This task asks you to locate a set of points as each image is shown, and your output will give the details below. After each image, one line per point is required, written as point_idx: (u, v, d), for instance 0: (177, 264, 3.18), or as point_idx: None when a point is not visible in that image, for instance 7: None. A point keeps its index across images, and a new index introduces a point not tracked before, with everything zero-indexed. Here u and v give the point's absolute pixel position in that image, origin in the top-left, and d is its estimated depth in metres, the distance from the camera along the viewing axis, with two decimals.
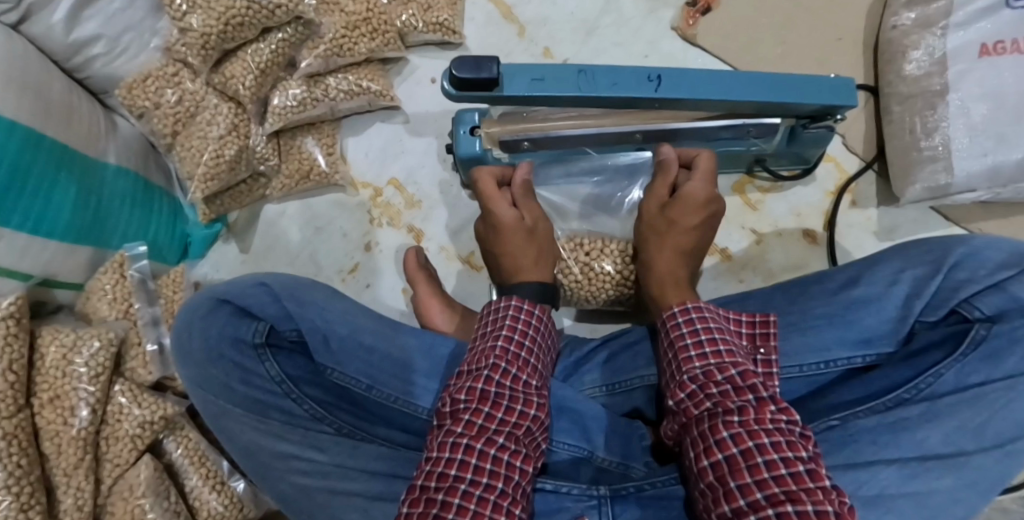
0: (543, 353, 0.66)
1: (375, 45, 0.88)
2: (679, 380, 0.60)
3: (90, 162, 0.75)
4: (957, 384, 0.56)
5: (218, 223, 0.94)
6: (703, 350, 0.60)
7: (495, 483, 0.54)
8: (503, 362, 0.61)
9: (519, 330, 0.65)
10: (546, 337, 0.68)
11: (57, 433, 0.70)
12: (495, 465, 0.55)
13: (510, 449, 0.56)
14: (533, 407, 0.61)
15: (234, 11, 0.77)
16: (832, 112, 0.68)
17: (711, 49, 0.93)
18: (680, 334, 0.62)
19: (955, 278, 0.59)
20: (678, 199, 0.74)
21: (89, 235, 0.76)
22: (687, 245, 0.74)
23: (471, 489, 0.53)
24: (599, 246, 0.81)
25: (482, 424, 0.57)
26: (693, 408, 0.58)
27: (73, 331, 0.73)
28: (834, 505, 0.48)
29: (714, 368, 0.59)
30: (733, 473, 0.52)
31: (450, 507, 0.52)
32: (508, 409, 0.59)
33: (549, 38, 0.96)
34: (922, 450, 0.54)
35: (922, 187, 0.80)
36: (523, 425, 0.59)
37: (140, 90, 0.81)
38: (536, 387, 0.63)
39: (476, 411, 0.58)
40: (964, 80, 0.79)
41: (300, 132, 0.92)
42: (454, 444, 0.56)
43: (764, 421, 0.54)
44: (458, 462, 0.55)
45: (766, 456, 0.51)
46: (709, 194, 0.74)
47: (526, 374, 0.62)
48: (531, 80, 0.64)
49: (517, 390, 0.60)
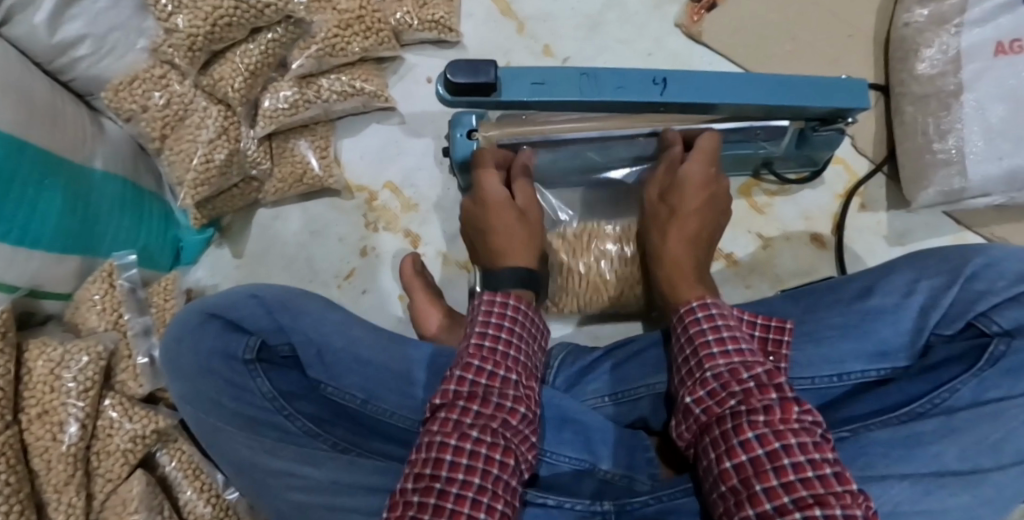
0: (526, 346, 0.64)
1: (369, 44, 0.85)
2: (699, 376, 0.58)
3: (78, 168, 0.73)
4: (975, 399, 0.54)
5: (210, 227, 0.91)
6: (725, 347, 0.58)
7: (472, 479, 0.52)
8: (476, 360, 0.59)
9: (494, 325, 0.62)
10: (530, 328, 0.65)
11: (46, 450, 0.69)
12: (472, 460, 0.53)
13: (487, 442, 0.54)
14: (514, 401, 0.58)
15: (221, 11, 0.74)
16: (843, 114, 0.65)
17: (717, 46, 0.90)
18: (700, 330, 0.59)
19: (973, 289, 0.57)
20: (678, 184, 0.71)
21: (79, 243, 0.74)
22: (693, 232, 0.71)
23: (447, 486, 0.51)
24: (597, 232, 0.82)
25: (456, 419, 0.55)
26: (715, 407, 0.55)
27: (61, 345, 0.71)
28: (863, 509, 0.47)
29: (738, 366, 0.56)
30: (758, 475, 0.50)
31: (427, 507, 0.50)
32: (484, 402, 0.57)
33: (550, 34, 0.93)
34: (936, 466, 0.52)
35: (937, 191, 0.78)
36: (500, 416, 0.57)
37: (127, 92, 0.79)
38: (517, 380, 0.60)
39: (451, 407, 0.56)
40: (980, 81, 0.77)
41: (293, 134, 0.89)
42: (429, 443, 0.54)
43: (790, 421, 0.52)
44: (433, 460, 0.53)
45: (794, 458, 0.49)
46: (709, 175, 0.70)
47: (505, 368, 0.60)
48: (532, 84, 0.61)
49: (492, 383, 0.58)
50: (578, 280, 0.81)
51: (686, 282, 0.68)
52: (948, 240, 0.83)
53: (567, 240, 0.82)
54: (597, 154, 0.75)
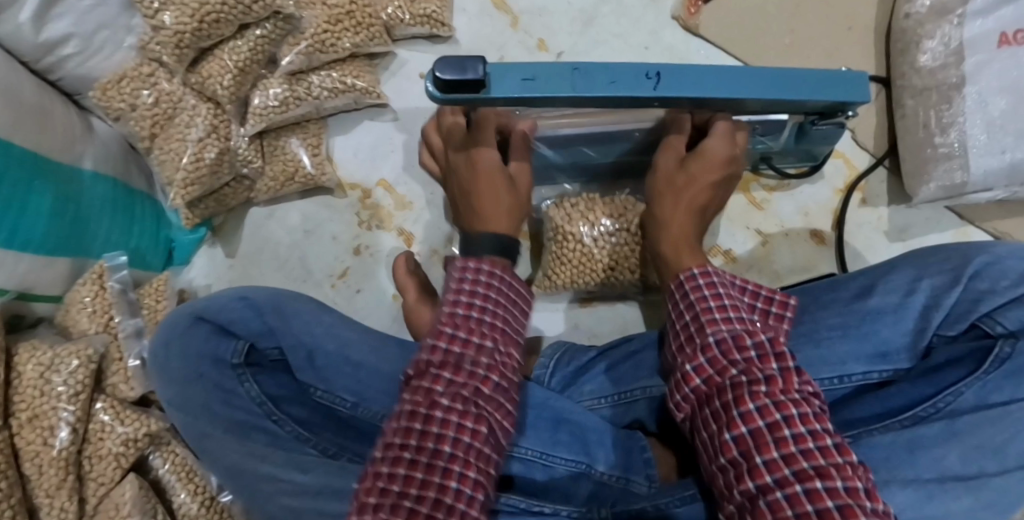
0: (505, 314, 0.62)
1: (359, 39, 0.84)
2: (701, 342, 0.57)
3: (67, 171, 0.71)
4: (979, 402, 0.53)
5: (202, 227, 0.90)
6: (726, 314, 0.57)
7: (442, 447, 0.52)
8: (448, 327, 0.58)
9: (467, 292, 0.61)
10: (508, 295, 0.63)
11: (37, 454, 0.68)
12: (442, 428, 0.52)
13: (458, 410, 0.53)
14: (489, 368, 0.57)
15: (208, 7, 0.73)
16: (843, 108, 0.64)
17: (714, 39, 0.89)
18: (702, 297, 0.59)
19: (975, 289, 0.56)
20: (702, 156, 0.67)
21: (69, 242, 0.73)
22: (698, 202, 0.69)
23: (417, 456, 0.51)
24: (590, 206, 0.79)
25: (427, 387, 0.55)
26: (716, 376, 0.55)
27: (50, 349, 0.71)
28: (863, 481, 0.47)
29: (741, 332, 0.56)
30: (758, 447, 0.50)
31: (396, 478, 0.50)
32: (457, 368, 0.56)
33: (545, 29, 0.91)
34: (940, 470, 0.51)
35: (937, 186, 0.77)
36: (472, 383, 0.55)
37: (115, 91, 0.78)
38: (493, 347, 0.59)
39: (425, 375, 0.56)
40: (982, 73, 0.76)
41: (284, 131, 0.88)
42: (401, 413, 0.54)
43: (790, 391, 0.52)
44: (403, 429, 0.52)
45: (794, 429, 0.49)
46: (732, 159, 0.68)
47: (479, 334, 0.59)
48: (522, 80, 0.59)
49: (465, 349, 0.57)
50: (574, 249, 0.78)
51: (690, 255, 0.67)
52: (949, 235, 0.82)
53: (563, 208, 0.79)
54: (592, 151, 0.74)
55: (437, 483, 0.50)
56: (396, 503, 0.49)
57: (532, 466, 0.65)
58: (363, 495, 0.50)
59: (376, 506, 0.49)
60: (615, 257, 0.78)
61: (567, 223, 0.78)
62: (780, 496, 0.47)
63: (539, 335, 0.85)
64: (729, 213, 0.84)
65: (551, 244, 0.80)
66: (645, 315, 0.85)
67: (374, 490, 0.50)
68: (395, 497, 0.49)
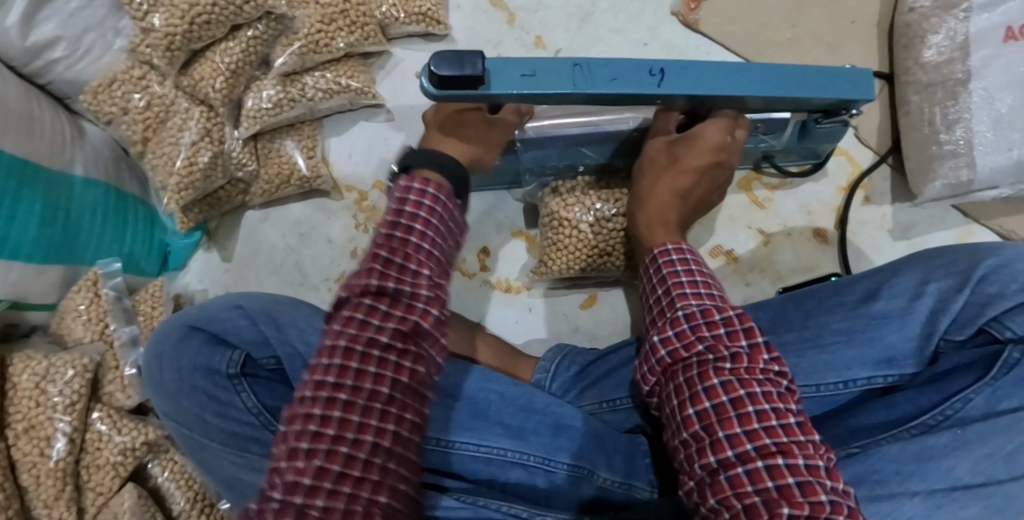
0: (444, 239, 0.57)
1: (354, 39, 0.82)
2: (670, 315, 0.55)
3: (56, 178, 0.70)
4: (988, 410, 0.52)
5: (196, 231, 0.88)
6: (697, 289, 0.56)
7: (381, 388, 0.50)
8: (383, 251, 0.53)
9: (407, 215, 0.55)
10: (451, 221, 0.57)
11: (34, 465, 0.68)
12: (380, 369, 0.50)
13: (397, 349, 0.51)
14: (425, 300, 0.53)
15: (198, 9, 0.72)
16: (848, 106, 0.62)
17: (714, 35, 0.87)
18: (674, 271, 0.57)
19: (983, 293, 0.55)
20: (692, 144, 0.63)
21: (59, 253, 0.72)
22: (684, 186, 0.66)
23: (353, 398, 0.49)
24: (582, 193, 0.78)
25: (362, 320, 0.51)
26: (681, 350, 0.53)
27: (45, 358, 0.70)
28: (823, 459, 0.46)
29: (711, 307, 0.54)
30: (721, 422, 0.48)
31: (331, 422, 0.48)
32: (396, 292, 0.52)
33: (541, 26, 0.90)
34: (950, 481, 0.50)
35: (943, 184, 0.76)
36: (411, 320, 0.52)
37: (106, 94, 0.76)
38: (431, 275, 0.54)
39: (358, 306, 0.52)
40: (988, 68, 0.74)
41: (279, 133, 0.86)
42: (333, 347, 0.50)
43: (755, 370, 0.50)
44: (336, 367, 0.49)
45: (757, 406, 0.48)
46: (725, 149, 0.63)
47: (417, 261, 0.53)
48: (521, 77, 0.57)
49: (401, 281, 0.52)
50: (570, 235, 0.77)
51: (664, 231, 0.67)
52: (953, 233, 0.81)
53: (559, 193, 0.78)
54: (591, 151, 0.72)
55: (374, 426, 0.49)
56: (332, 449, 0.47)
57: (534, 472, 0.63)
58: (293, 438, 0.48)
59: (310, 451, 0.47)
60: (609, 244, 0.77)
61: (563, 210, 0.77)
62: (741, 471, 0.46)
63: (538, 339, 0.84)
64: (730, 212, 0.83)
65: (546, 232, 0.80)
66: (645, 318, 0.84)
67: (306, 434, 0.48)
68: (330, 442, 0.47)
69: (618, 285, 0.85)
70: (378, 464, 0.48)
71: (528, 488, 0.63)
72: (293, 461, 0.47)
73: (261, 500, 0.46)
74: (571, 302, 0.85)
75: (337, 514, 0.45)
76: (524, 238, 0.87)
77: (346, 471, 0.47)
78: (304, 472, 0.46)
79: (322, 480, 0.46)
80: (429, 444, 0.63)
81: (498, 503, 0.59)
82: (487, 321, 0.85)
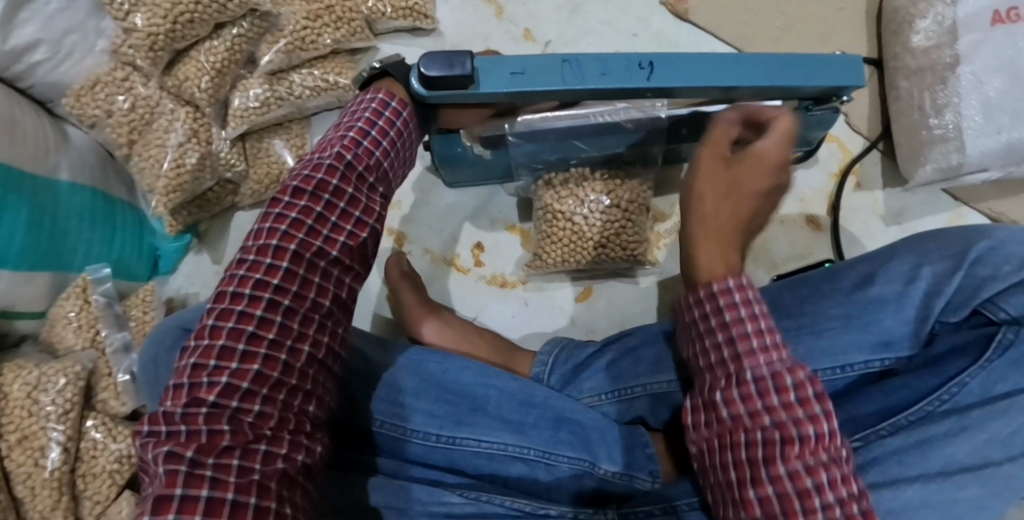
0: (398, 162, 0.59)
1: (340, 35, 0.81)
2: (733, 372, 0.46)
3: (40, 184, 0.68)
4: (985, 393, 0.52)
5: (187, 234, 0.87)
6: (764, 340, 0.46)
7: (322, 300, 0.52)
8: (349, 155, 0.54)
9: (377, 128, 0.56)
10: (405, 145, 0.59)
11: (29, 476, 0.67)
12: (324, 280, 0.52)
13: (343, 266, 0.53)
14: (373, 218, 0.55)
15: (181, 8, 0.71)
16: (837, 93, 0.62)
17: (704, 25, 0.87)
18: (737, 315, 0.47)
19: (977, 275, 0.55)
20: (760, 162, 0.54)
21: (47, 260, 0.71)
22: (748, 211, 0.54)
23: (296, 305, 0.50)
24: (574, 186, 0.77)
25: (313, 228, 0.51)
26: (744, 418, 0.45)
27: (36, 368, 0.69)
28: None
29: (781, 367, 0.45)
30: (784, 514, 0.42)
31: (272, 326, 0.49)
32: (352, 202, 0.54)
33: (530, 19, 0.89)
34: (948, 463, 0.50)
35: (933, 168, 0.76)
36: (361, 236, 0.54)
37: (88, 97, 0.75)
38: (382, 195, 0.58)
39: (307, 210, 0.51)
40: (976, 52, 0.75)
41: (267, 133, 0.85)
42: (280, 249, 0.50)
43: (820, 452, 0.43)
44: (283, 271, 0.50)
45: (823, 497, 0.41)
46: (786, 162, 0.56)
47: (374, 177, 0.56)
48: (511, 74, 0.56)
49: (360, 192, 0.54)
50: (565, 228, 0.78)
51: (720, 245, 0.51)
52: (944, 217, 0.82)
53: (552, 186, 0.78)
54: (583, 143, 0.72)
55: (312, 337, 0.51)
56: (271, 356, 0.48)
57: (535, 465, 0.63)
58: (229, 339, 0.47)
59: (249, 354, 0.47)
60: (606, 235, 0.78)
61: (557, 202, 0.77)
62: None
63: (538, 333, 0.84)
64: None
65: (541, 225, 0.80)
66: (641, 308, 0.84)
67: (245, 335, 0.47)
68: (269, 348, 0.48)
69: (614, 277, 0.85)
70: (310, 373, 0.51)
71: (529, 481, 0.63)
72: (227, 362, 0.47)
73: (186, 400, 0.46)
74: (566, 294, 0.85)
75: (273, 419, 0.47)
76: (518, 233, 0.86)
77: (284, 378, 0.49)
78: (243, 376, 0.47)
79: (261, 386, 0.47)
80: (429, 441, 0.63)
81: (501, 497, 0.59)
82: (483, 316, 0.84)
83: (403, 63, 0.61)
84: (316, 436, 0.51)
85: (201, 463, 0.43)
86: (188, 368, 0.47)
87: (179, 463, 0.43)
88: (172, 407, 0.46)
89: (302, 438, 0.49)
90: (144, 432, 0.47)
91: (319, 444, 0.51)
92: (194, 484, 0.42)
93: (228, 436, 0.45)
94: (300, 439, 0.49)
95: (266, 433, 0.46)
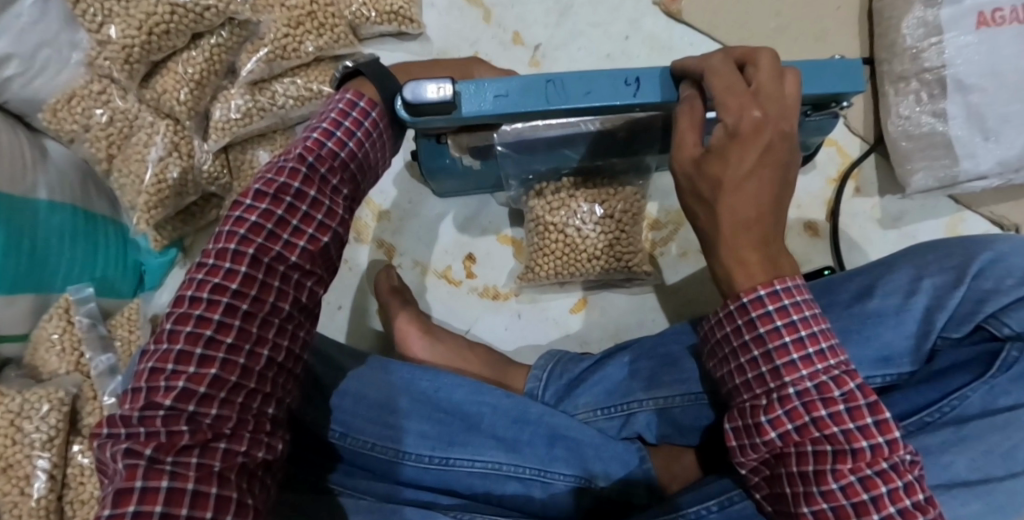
0: (368, 165, 0.57)
1: (323, 42, 0.79)
2: (777, 390, 0.46)
3: (17, 203, 0.66)
4: (986, 407, 0.51)
5: (173, 247, 0.85)
6: (807, 352, 0.46)
7: (282, 305, 0.50)
8: (311, 156, 0.52)
9: (344, 130, 0.54)
10: (377, 144, 0.56)
11: (15, 504, 0.65)
12: (285, 284, 0.50)
13: (304, 270, 0.52)
14: (336, 221, 0.53)
15: (156, 18, 0.70)
16: (838, 98, 0.60)
17: (697, 24, 0.85)
18: (776, 330, 0.47)
19: (980, 288, 0.53)
20: (734, 137, 0.48)
21: (26, 281, 0.69)
22: (754, 190, 0.48)
23: (255, 309, 0.48)
24: (564, 198, 0.75)
25: (272, 232, 0.50)
26: (795, 435, 0.46)
27: (19, 394, 0.68)
28: None
29: (828, 379, 0.45)
30: None
31: (231, 330, 0.47)
32: (315, 204, 0.52)
33: (519, 21, 0.86)
34: (946, 479, 0.49)
35: (926, 175, 0.76)
36: (323, 241, 0.52)
37: (65, 111, 0.73)
38: (346, 197, 0.55)
39: (267, 214, 0.50)
40: (959, 56, 0.73)
41: (251, 143, 0.82)
42: (238, 254, 0.48)
43: (878, 463, 0.44)
44: (241, 276, 0.48)
45: (883, 510, 0.43)
46: (760, 110, 0.48)
47: (338, 179, 0.54)
48: (495, 96, 0.54)
49: (323, 196, 0.52)
50: (557, 240, 0.76)
51: (731, 242, 0.49)
52: (944, 222, 0.80)
53: (544, 197, 0.76)
54: (576, 152, 0.70)
55: (272, 341, 0.50)
56: (230, 359, 0.47)
57: (530, 483, 0.62)
58: (187, 343, 0.46)
59: (206, 359, 0.46)
60: (599, 247, 0.76)
61: (548, 213, 0.76)
62: None
63: (532, 346, 0.82)
64: None
65: (533, 236, 0.78)
66: (634, 319, 0.83)
67: (203, 339, 0.46)
68: (226, 352, 0.47)
69: (607, 287, 0.83)
70: (269, 376, 0.50)
71: (524, 498, 0.62)
72: (184, 366, 0.46)
73: (143, 403, 0.45)
74: (560, 306, 0.83)
75: (231, 421, 0.46)
76: (511, 243, 0.85)
77: (242, 382, 0.48)
78: (200, 381, 0.46)
79: (218, 389, 0.46)
80: (421, 462, 0.62)
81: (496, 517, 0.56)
82: (475, 330, 0.83)
83: (377, 63, 0.58)
84: (276, 434, 0.50)
85: (159, 460, 0.43)
86: (146, 372, 0.46)
87: (138, 458, 0.43)
88: (130, 411, 0.45)
89: (261, 435, 0.48)
90: (104, 433, 0.46)
91: (279, 442, 0.50)
92: (152, 477, 0.42)
93: (187, 435, 0.44)
94: (260, 438, 0.48)
95: (225, 432, 0.46)
